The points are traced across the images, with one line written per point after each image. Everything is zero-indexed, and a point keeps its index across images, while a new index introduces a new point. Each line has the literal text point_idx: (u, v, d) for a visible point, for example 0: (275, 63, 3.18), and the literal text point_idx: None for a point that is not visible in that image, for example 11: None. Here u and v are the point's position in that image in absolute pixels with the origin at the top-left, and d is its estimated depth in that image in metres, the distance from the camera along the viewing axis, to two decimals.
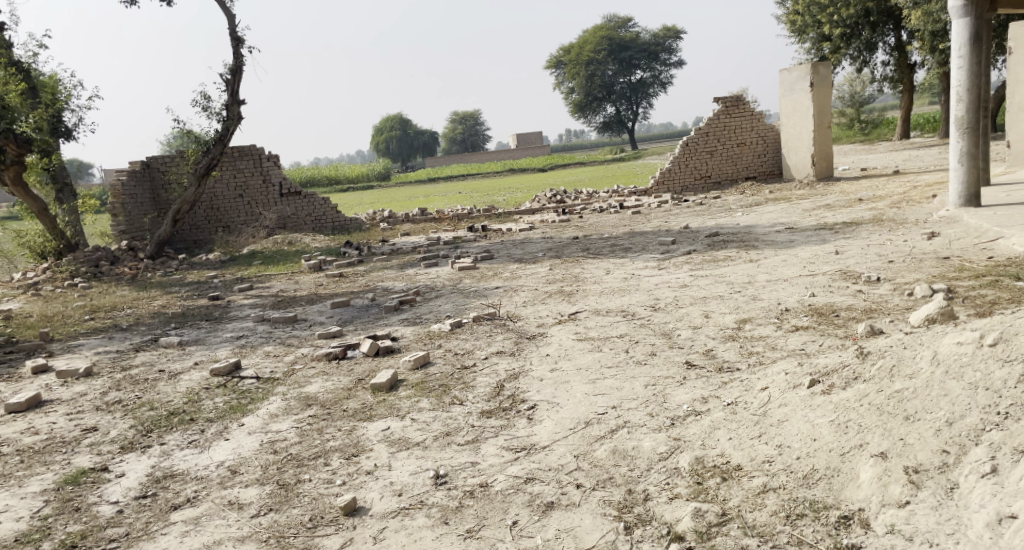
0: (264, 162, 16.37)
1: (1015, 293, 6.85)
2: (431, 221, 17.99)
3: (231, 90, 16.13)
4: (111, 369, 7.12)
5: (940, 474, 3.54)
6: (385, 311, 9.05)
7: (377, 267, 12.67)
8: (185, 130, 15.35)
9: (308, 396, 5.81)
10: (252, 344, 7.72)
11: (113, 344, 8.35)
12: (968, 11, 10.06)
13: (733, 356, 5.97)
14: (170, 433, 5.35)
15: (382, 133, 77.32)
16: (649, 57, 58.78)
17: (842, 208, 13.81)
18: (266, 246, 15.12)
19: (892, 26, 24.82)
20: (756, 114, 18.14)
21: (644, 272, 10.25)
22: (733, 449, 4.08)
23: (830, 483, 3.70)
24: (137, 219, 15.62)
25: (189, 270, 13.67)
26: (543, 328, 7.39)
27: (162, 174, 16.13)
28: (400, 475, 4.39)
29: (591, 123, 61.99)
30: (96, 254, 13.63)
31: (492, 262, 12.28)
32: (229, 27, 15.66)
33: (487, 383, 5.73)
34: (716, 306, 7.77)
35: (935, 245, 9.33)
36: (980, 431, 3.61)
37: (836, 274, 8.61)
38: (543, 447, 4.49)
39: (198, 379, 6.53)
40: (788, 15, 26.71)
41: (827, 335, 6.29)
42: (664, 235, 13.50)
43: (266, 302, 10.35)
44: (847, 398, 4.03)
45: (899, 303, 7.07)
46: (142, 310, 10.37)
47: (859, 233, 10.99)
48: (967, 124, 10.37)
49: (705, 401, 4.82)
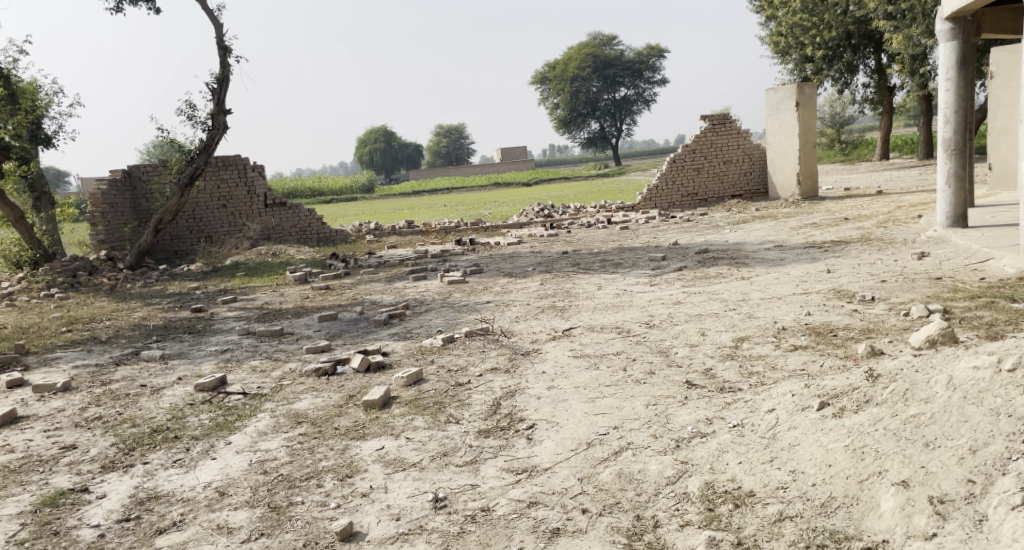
0: (249, 172, 16.17)
1: (1012, 315, 6.75)
2: (418, 233, 17.83)
3: (217, 99, 15.95)
4: (91, 383, 6.89)
5: (967, 505, 3.40)
6: (374, 325, 8.87)
7: (364, 280, 12.49)
8: (169, 139, 15.13)
9: (298, 413, 5.62)
10: (237, 358, 7.52)
11: (92, 357, 8.12)
12: (955, 35, 9.99)
13: (734, 376, 5.83)
14: (154, 451, 5.14)
15: (366, 146, 77.04)
16: (633, 74, 59.06)
17: (829, 227, 13.80)
18: (250, 257, 14.91)
19: (873, 49, 25.03)
20: (742, 132, 18.15)
21: (635, 288, 10.13)
22: (744, 474, 3.95)
23: (849, 512, 3.58)
24: (116, 228, 15.33)
25: (171, 281, 13.41)
26: (537, 344, 7.25)
27: (143, 183, 15.89)
28: (397, 498, 4.22)
29: (575, 139, 62.11)
30: (74, 263, 13.37)
31: (481, 275, 12.13)
32: (216, 35, 15.50)
33: (483, 401, 5.58)
34: (711, 323, 7.65)
35: (927, 265, 9.28)
36: (1006, 460, 3.48)
37: (830, 293, 8.51)
38: (545, 469, 4.34)
39: (182, 394, 6.32)
40: (771, 35, 26.85)
41: (827, 355, 6.18)
42: (653, 251, 13.40)
43: (251, 315, 10.13)
44: (861, 422, 3.92)
45: (896, 323, 6.96)
46: (122, 321, 10.11)
47: (849, 252, 10.94)
48: (955, 145, 10.37)
49: (710, 422, 4.69)
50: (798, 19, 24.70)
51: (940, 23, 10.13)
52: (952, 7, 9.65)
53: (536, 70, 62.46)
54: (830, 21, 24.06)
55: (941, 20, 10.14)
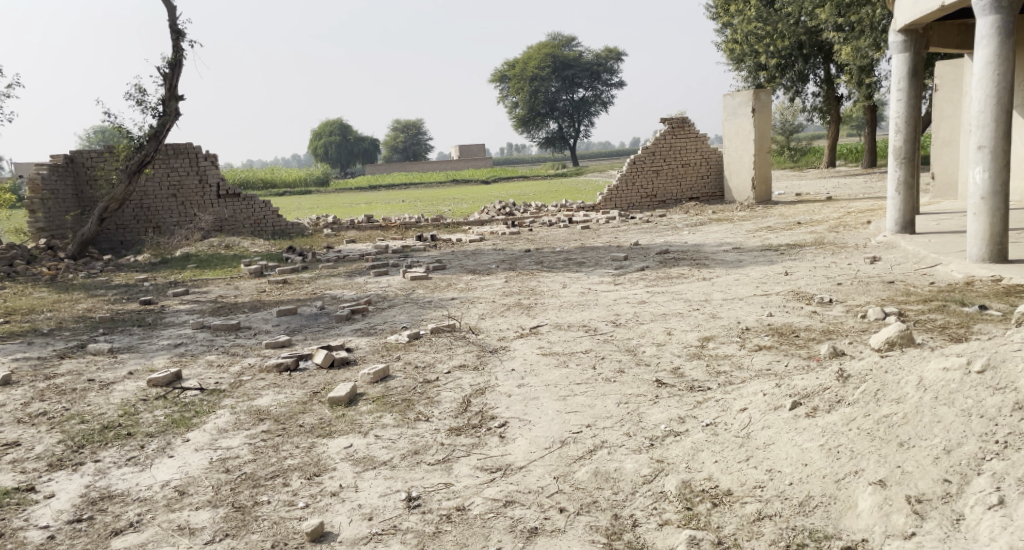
0: (201, 161, 15.86)
1: (964, 318, 6.88)
2: (377, 229, 17.65)
3: (169, 84, 15.60)
4: (33, 377, 6.65)
5: (944, 505, 3.45)
6: (336, 320, 8.75)
7: (323, 275, 12.31)
8: (117, 125, 14.74)
9: (260, 410, 5.50)
10: (192, 353, 7.33)
11: (33, 350, 7.84)
12: (907, 46, 10.19)
13: (702, 375, 5.87)
14: (105, 449, 4.98)
15: (321, 139, 76.24)
16: (591, 76, 59.47)
17: (783, 230, 14.01)
18: (202, 249, 14.60)
19: (823, 59, 25.53)
20: (700, 135, 18.33)
21: (599, 287, 10.16)
22: (721, 473, 3.98)
23: (828, 511, 3.62)
24: (58, 216, 14.87)
25: (116, 272, 13.06)
26: (505, 341, 7.24)
27: (87, 169, 15.45)
28: (369, 497, 4.14)
29: (533, 139, 62.22)
30: (12, 252, 12.95)
31: (444, 272, 12.06)
32: (169, 19, 15.16)
33: (452, 398, 5.54)
34: (677, 323, 7.70)
35: (880, 269, 9.45)
36: (980, 460, 3.54)
37: (789, 295, 8.62)
38: (520, 468, 4.31)
39: (134, 390, 6.14)
40: (727, 42, 27.12)
41: (790, 354, 6.26)
42: (615, 250, 13.45)
43: (203, 308, 9.91)
44: (834, 422, 3.98)
45: (854, 325, 7.06)
46: (65, 313, 9.80)
47: (805, 255, 11.10)
48: (905, 154, 10.59)
49: (682, 421, 4.71)
50: (753, 27, 24.92)
51: (894, 34, 10.29)
52: (905, 20, 9.81)
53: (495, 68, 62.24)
54: (783, 30, 24.39)
55: (894, 31, 10.27)
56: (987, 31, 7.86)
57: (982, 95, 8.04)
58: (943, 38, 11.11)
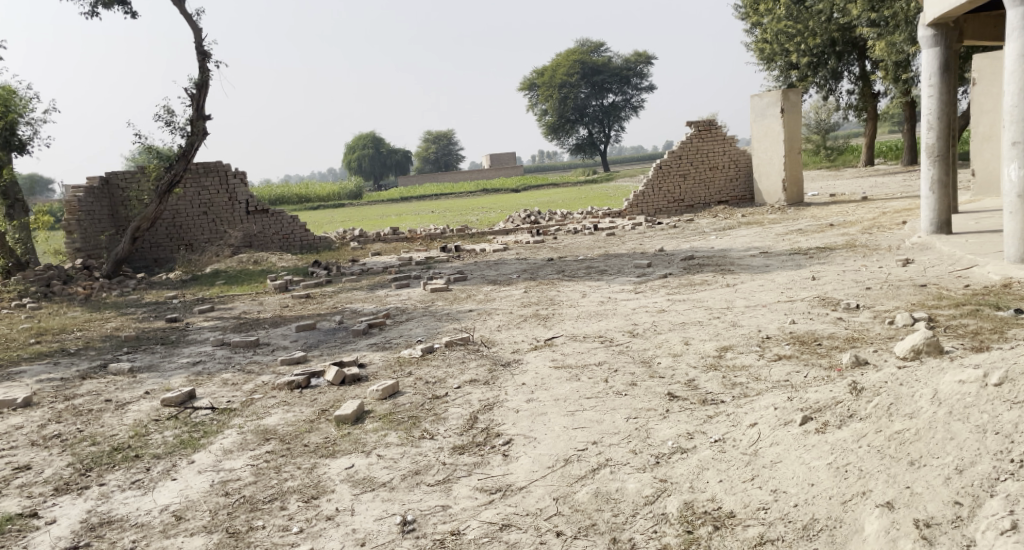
0: (231, 179, 16.00)
1: (997, 323, 6.61)
2: (403, 240, 17.65)
3: (196, 104, 15.77)
4: (53, 398, 6.68)
5: (954, 529, 3.29)
6: (353, 334, 8.70)
7: (346, 288, 12.31)
8: (148, 145, 14.89)
9: (266, 429, 5.45)
10: (208, 371, 7.31)
11: (58, 371, 7.88)
12: (938, 41, 9.93)
13: (717, 388, 5.71)
14: (112, 472, 4.96)
15: (354, 152, 76.90)
16: (620, 81, 59.29)
17: (814, 233, 13.71)
18: (231, 265, 14.69)
19: (857, 56, 25.07)
20: (728, 138, 18.07)
21: (620, 295, 10.01)
22: (725, 494, 3.83)
23: (832, 535, 3.45)
24: (93, 236, 15.04)
25: (147, 290, 13.20)
26: (518, 355, 7.12)
27: (122, 191, 15.65)
28: (364, 521, 4.07)
29: (563, 145, 62.06)
30: (48, 273, 13.16)
31: (466, 283, 12.00)
32: (196, 40, 15.35)
33: (459, 415, 5.44)
34: (695, 332, 7.52)
35: (911, 272, 9.17)
36: (994, 481, 3.39)
37: (814, 301, 8.40)
38: (520, 488, 4.21)
39: (148, 410, 6.13)
40: (756, 42, 26.78)
41: (811, 364, 6.05)
42: (639, 257, 13.27)
43: (226, 325, 9.93)
44: (845, 438, 3.82)
45: (881, 332, 6.81)
46: (93, 333, 9.88)
47: (834, 259, 10.83)
48: (938, 152, 10.29)
49: (691, 437, 4.56)
50: (783, 26, 24.64)
51: (923, 29, 10.04)
52: (935, 13, 9.55)
53: (525, 77, 62.35)
54: (815, 28, 24.04)
55: (924, 26, 10.01)
56: (1019, 22, 7.62)
57: (1014, 89, 7.79)
58: (978, 31, 10.81)
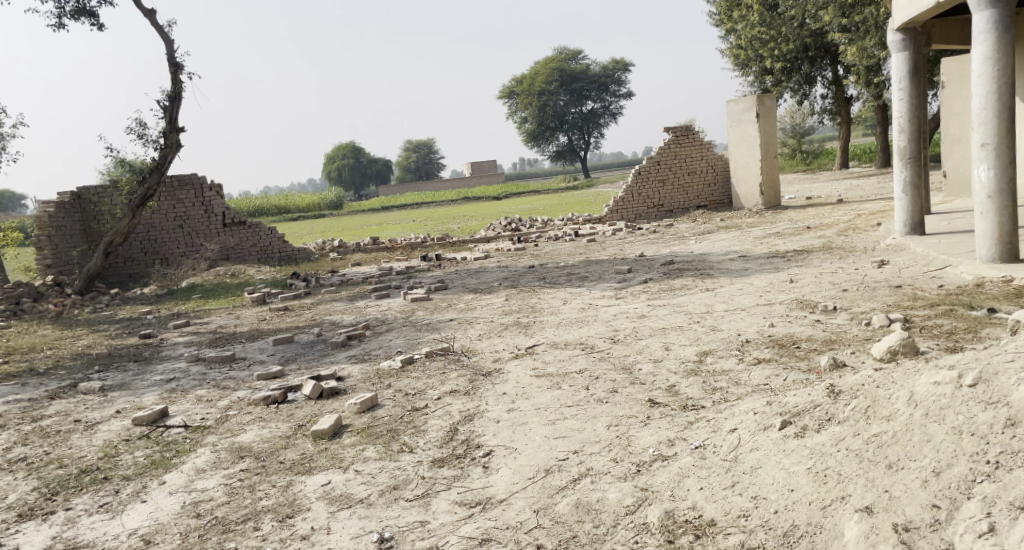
0: (206, 192, 15.86)
1: (972, 322, 6.64)
2: (383, 250, 17.58)
3: (169, 117, 15.62)
4: (20, 420, 6.55)
5: (932, 533, 3.28)
6: (332, 347, 8.61)
7: (325, 299, 12.23)
8: (121, 159, 14.67)
9: (241, 446, 5.37)
10: (182, 388, 7.19)
11: (27, 391, 7.74)
12: (906, 45, 9.99)
13: (697, 393, 5.68)
14: (79, 495, 4.85)
15: (335, 162, 76.58)
16: (599, 87, 59.59)
17: (791, 236, 13.78)
18: (208, 278, 14.54)
19: (829, 61, 25.34)
20: (705, 143, 18.16)
21: (601, 302, 10.01)
22: (705, 502, 3.80)
23: (813, 541, 3.44)
24: (65, 252, 14.84)
25: (122, 306, 13.03)
26: (499, 363, 7.08)
27: (94, 206, 15.47)
28: (340, 540, 4.01)
29: (544, 152, 62.15)
30: (17, 290, 12.95)
31: (446, 292, 11.94)
32: (168, 52, 15.22)
33: (439, 427, 5.39)
34: (676, 337, 7.51)
35: (887, 273, 9.22)
36: (971, 482, 3.38)
37: (793, 303, 8.41)
38: (500, 501, 4.17)
39: (118, 429, 6.03)
40: (731, 48, 26.95)
41: (790, 367, 6.04)
42: (619, 263, 13.27)
43: (201, 340, 9.81)
44: (823, 442, 3.82)
45: (858, 333, 6.84)
46: (64, 351, 9.73)
47: (811, 261, 10.88)
48: (910, 154, 10.35)
49: (672, 444, 4.53)
50: (757, 32, 24.83)
51: (892, 34, 10.11)
52: (902, 18, 9.62)
53: (504, 86, 62.52)
54: (788, 34, 24.24)
55: (892, 31, 10.08)
56: (985, 26, 7.69)
57: (982, 91, 7.86)
58: (944, 34, 10.90)
